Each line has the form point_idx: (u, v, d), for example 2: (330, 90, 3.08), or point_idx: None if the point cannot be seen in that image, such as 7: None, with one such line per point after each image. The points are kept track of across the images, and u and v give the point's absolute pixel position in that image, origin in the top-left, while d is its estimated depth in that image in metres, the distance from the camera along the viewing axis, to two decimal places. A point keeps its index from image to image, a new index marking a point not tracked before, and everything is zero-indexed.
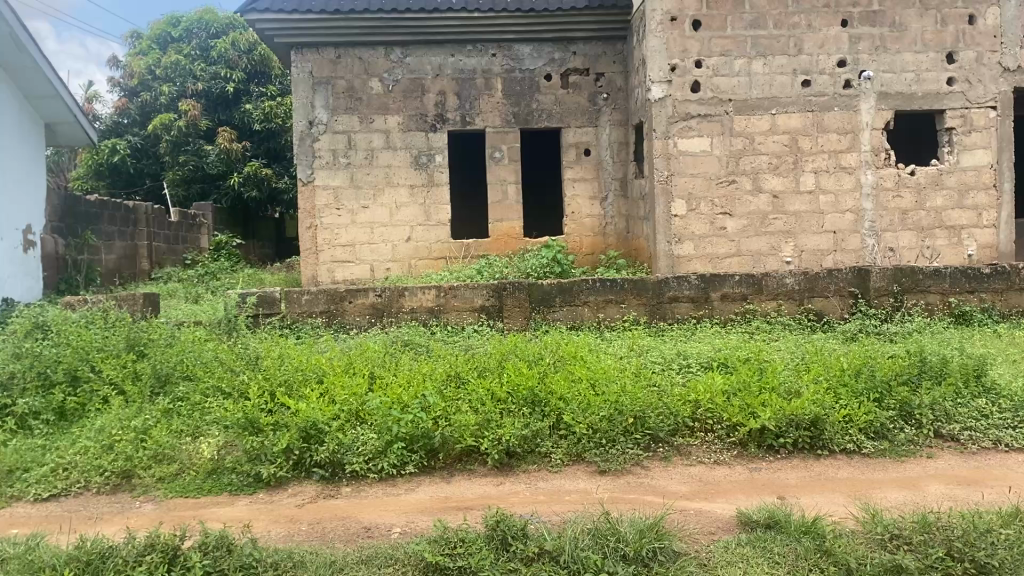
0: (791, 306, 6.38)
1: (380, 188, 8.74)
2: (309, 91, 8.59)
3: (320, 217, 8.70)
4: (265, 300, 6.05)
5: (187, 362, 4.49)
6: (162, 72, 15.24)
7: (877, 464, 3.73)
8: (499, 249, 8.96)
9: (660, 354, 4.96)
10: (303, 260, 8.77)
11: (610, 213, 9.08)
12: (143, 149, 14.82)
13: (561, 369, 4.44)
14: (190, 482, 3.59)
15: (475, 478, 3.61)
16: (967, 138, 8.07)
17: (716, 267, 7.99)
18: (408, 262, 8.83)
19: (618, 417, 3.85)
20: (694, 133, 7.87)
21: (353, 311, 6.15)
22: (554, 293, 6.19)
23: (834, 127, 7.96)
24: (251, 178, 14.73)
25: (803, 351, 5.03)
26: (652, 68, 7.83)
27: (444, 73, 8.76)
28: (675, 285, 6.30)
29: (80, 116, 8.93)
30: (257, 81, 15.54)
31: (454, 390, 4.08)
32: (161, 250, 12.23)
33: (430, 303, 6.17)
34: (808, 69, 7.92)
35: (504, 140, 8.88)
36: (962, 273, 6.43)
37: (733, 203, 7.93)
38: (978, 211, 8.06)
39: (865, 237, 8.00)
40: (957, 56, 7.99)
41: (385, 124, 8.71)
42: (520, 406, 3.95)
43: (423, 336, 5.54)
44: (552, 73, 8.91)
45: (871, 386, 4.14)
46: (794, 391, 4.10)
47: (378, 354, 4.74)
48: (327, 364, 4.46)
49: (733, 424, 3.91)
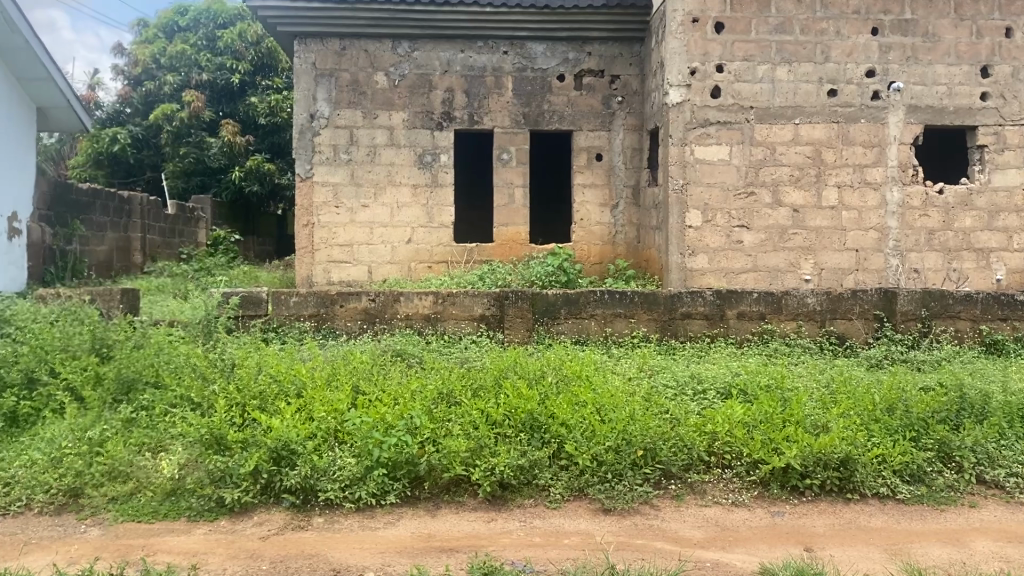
0: (812, 327, 5.97)
1: (381, 186, 8.36)
2: (312, 83, 8.23)
3: (317, 214, 8.31)
4: (249, 300, 5.67)
5: (159, 367, 4.13)
6: (167, 61, 14.93)
7: (914, 512, 3.31)
8: (503, 254, 8.56)
9: (672, 377, 4.55)
10: (298, 259, 8.38)
11: (620, 221, 8.66)
12: (144, 139, 14.47)
13: (564, 390, 4.04)
14: (145, 504, 3.23)
15: (463, 513, 3.23)
16: (999, 156, 7.62)
17: (731, 283, 7.58)
18: (407, 264, 8.45)
19: (628, 448, 3.46)
20: (712, 141, 7.48)
21: (344, 316, 5.76)
22: (558, 303, 5.81)
23: (860, 139, 7.55)
24: (253, 173, 14.36)
25: (827, 379, 4.62)
26: (671, 71, 7.46)
27: (453, 69, 8.39)
28: (689, 301, 5.91)
29: (73, 100, 8.56)
30: (264, 74, 15.15)
31: (444, 410, 3.69)
32: (156, 243, 11.91)
33: (427, 310, 5.79)
34: (835, 78, 7.53)
35: (513, 141, 8.51)
36: (995, 299, 6.01)
37: (751, 216, 7.53)
38: (1008, 233, 7.63)
39: (888, 256, 7.58)
40: (991, 70, 7.58)
41: (389, 120, 8.34)
42: (516, 432, 3.56)
43: (417, 346, 5.16)
44: (566, 74, 8.54)
45: (907, 423, 3.73)
46: (821, 426, 3.69)
47: (365, 366, 4.35)
48: (308, 376, 4.07)
49: (754, 460, 3.51)
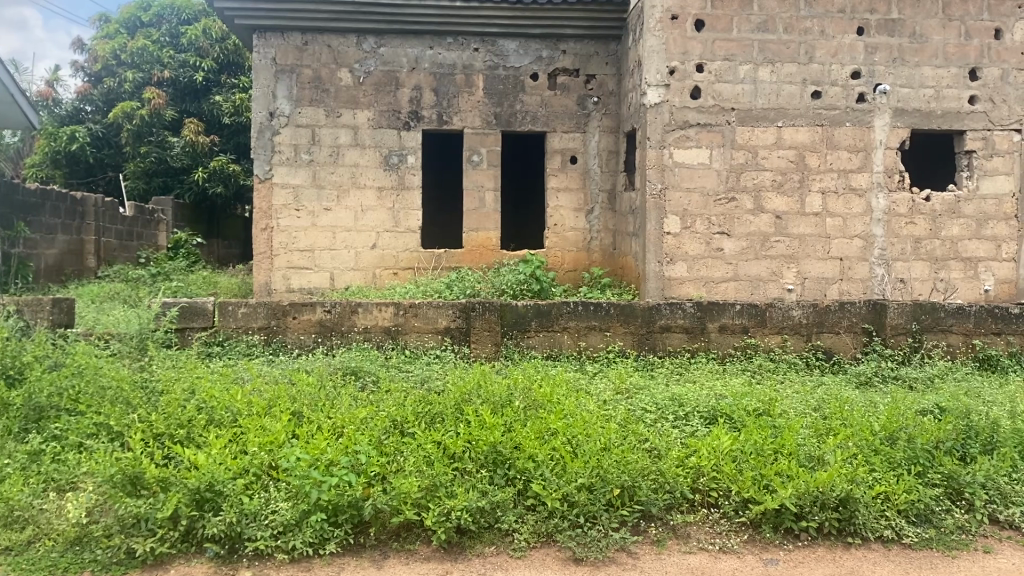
0: (798, 341, 5.63)
1: (345, 189, 7.91)
2: (271, 79, 7.79)
3: (276, 217, 7.84)
4: (190, 311, 5.21)
5: (77, 391, 3.69)
6: (128, 57, 14.36)
7: (922, 559, 2.93)
8: (473, 261, 8.15)
9: (651, 400, 4.16)
10: (255, 265, 7.90)
11: (595, 226, 8.29)
12: (104, 138, 13.92)
13: (533, 417, 3.64)
14: (42, 556, 2.76)
15: (413, 565, 2.81)
16: (988, 162, 7.35)
17: (711, 292, 7.22)
18: (372, 271, 8.01)
19: (602, 487, 3.06)
20: (692, 143, 7.14)
21: (296, 329, 5.32)
22: (529, 315, 5.41)
23: (845, 143, 7.24)
24: (217, 174, 13.83)
25: (820, 402, 4.25)
26: (649, 70, 7.10)
27: (421, 67, 7.98)
28: (667, 313, 5.53)
29: (18, 95, 8.04)
30: (229, 73, 14.63)
31: (396, 442, 3.27)
32: (112, 246, 11.36)
33: (387, 322, 5.37)
34: (819, 79, 7.21)
35: (484, 142, 8.11)
36: (988, 313, 5.71)
37: (732, 222, 7.18)
38: (997, 242, 7.35)
39: (874, 265, 7.28)
40: (980, 72, 7.31)
41: (353, 119, 7.91)
42: (476, 468, 3.15)
43: (374, 363, 4.74)
44: (539, 72, 8.16)
45: (910, 456, 3.36)
46: (816, 458, 3.32)
47: (311, 389, 3.91)
48: (246, 403, 3.64)
49: (743, 498, 3.12)
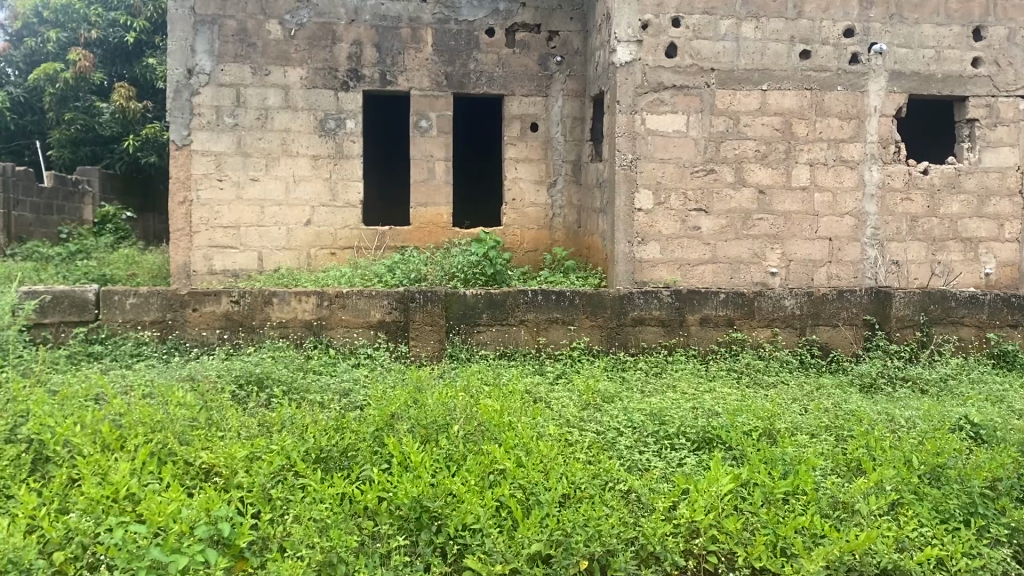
0: (790, 336, 4.86)
1: (274, 157, 6.94)
2: (188, 31, 6.76)
3: (196, 188, 6.85)
4: (61, 302, 4.26)
5: None
6: (50, 15, 13.12)
7: None
8: (421, 240, 7.25)
9: (625, 417, 3.34)
10: (172, 244, 6.88)
11: (558, 202, 7.43)
12: (27, 103, 12.71)
13: (474, 451, 2.80)
14: None
15: None
16: (991, 133, 6.63)
17: (686, 276, 6.41)
18: (305, 251, 7.06)
19: (564, 558, 2.25)
20: (666, 108, 6.29)
21: (197, 323, 4.41)
22: (480, 305, 4.58)
23: (836, 110, 6.46)
24: (149, 142, 12.43)
25: (834, 417, 3.48)
26: (619, 24, 6.23)
27: (361, 19, 7.01)
28: (641, 303, 4.71)
29: None
30: (164, 34, 13.30)
31: (286, 495, 2.43)
32: (25, 220, 10.18)
33: (309, 316, 4.47)
34: (809, 37, 6.40)
35: (433, 106, 7.19)
36: (1004, 302, 5.00)
37: (710, 198, 6.37)
38: (999, 221, 6.64)
39: (866, 246, 6.54)
40: (985, 32, 6.57)
41: (284, 78, 6.92)
42: (393, 530, 2.32)
43: (287, 368, 3.83)
44: (496, 28, 7.24)
45: (963, 505, 2.62)
46: (842, 507, 2.55)
47: (187, 410, 3.02)
48: (92, 434, 2.74)
49: (752, 568, 2.34)
